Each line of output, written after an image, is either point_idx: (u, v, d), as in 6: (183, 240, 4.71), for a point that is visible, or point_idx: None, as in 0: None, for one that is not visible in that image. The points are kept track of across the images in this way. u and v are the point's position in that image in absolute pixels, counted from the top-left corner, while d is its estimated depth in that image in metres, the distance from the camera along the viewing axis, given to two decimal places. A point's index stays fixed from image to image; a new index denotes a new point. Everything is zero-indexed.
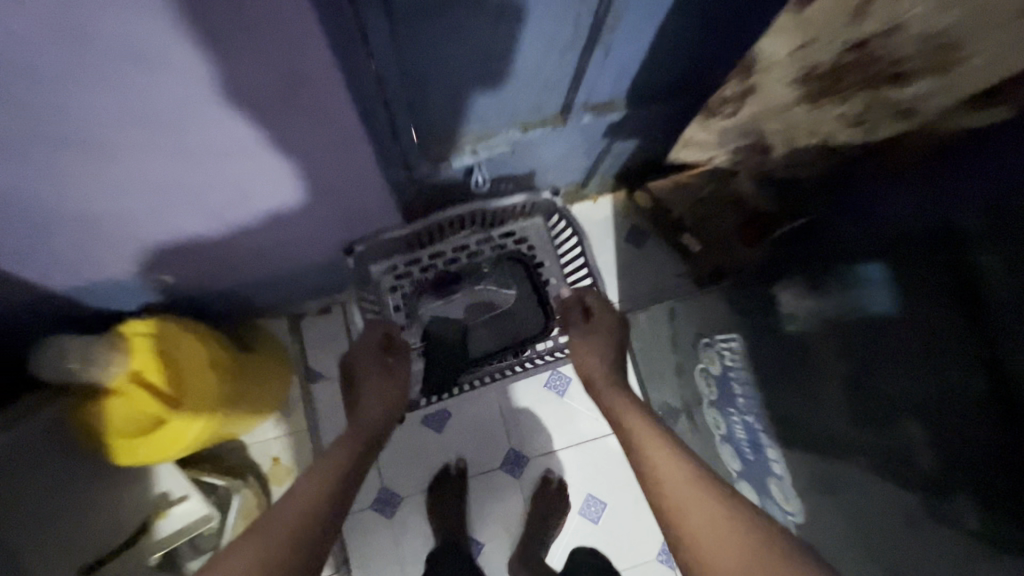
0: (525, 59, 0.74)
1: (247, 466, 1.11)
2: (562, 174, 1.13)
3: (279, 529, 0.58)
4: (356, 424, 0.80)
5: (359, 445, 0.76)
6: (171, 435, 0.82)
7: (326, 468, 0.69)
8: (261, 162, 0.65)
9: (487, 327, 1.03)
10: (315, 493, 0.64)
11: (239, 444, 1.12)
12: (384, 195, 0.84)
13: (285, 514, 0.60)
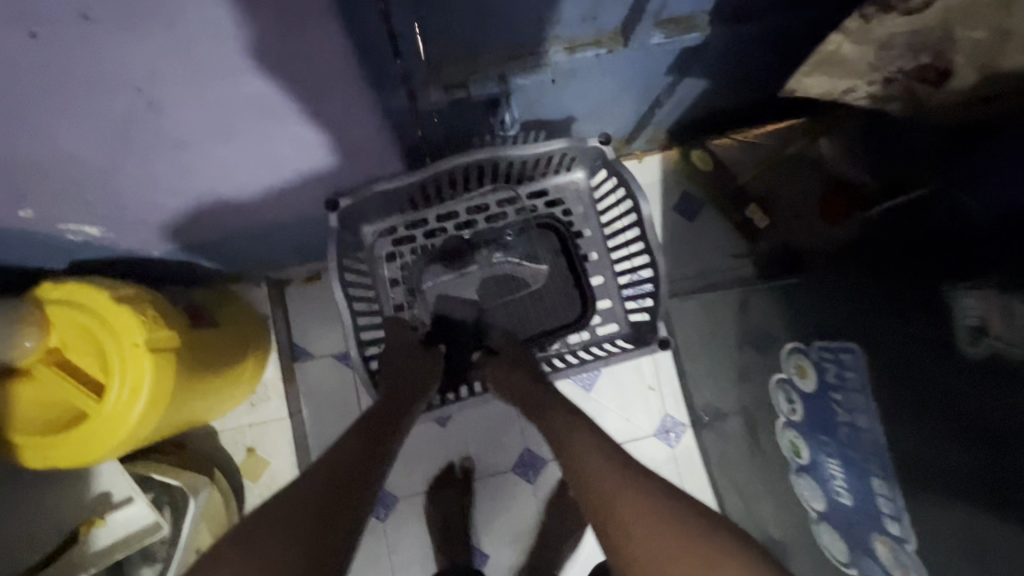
0: None
1: (216, 457, 0.95)
2: (608, 123, 0.90)
3: (298, 518, 0.48)
4: (381, 405, 0.67)
5: (378, 441, 0.62)
6: (93, 433, 0.63)
7: (358, 448, 0.59)
8: (261, 103, 0.52)
9: (507, 309, 0.83)
10: (342, 475, 0.54)
11: (208, 431, 0.96)
12: (380, 133, 0.63)
13: (278, 526, 0.47)
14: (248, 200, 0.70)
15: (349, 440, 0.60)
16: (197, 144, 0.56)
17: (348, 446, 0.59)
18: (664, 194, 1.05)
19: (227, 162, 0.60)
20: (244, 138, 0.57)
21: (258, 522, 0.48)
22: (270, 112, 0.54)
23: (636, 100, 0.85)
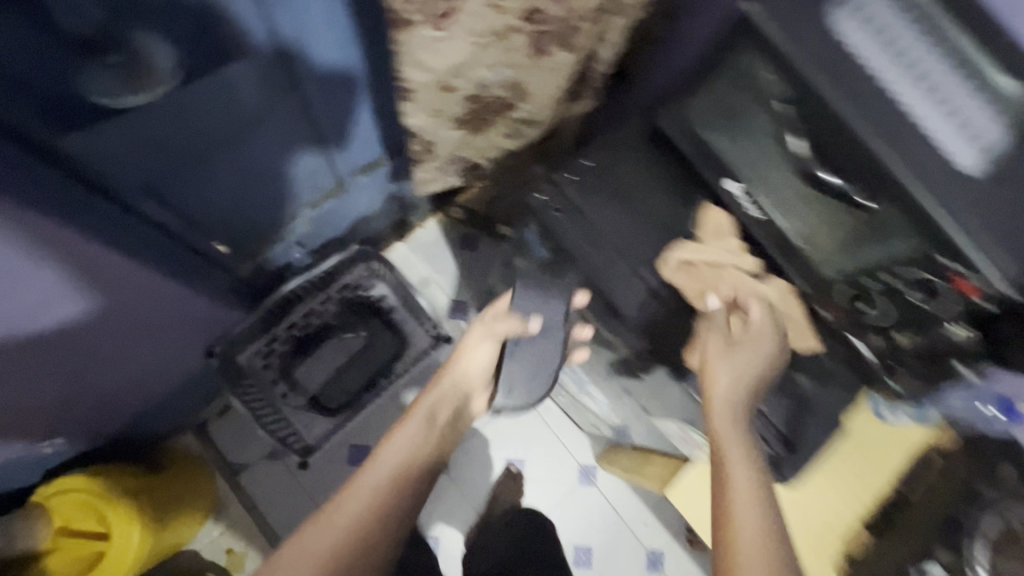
0: (262, 162, 0.91)
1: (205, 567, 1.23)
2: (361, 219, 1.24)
3: (377, 496, 0.72)
4: (412, 446, 0.79)
5: (428, 446, 0.80)
6: (121, 535, 0.99)
7: (401, 456, 0.77)
8: (168, 330, 0.95)
9: (358, 368, 1.22)
10: (394, 472, 0.75)
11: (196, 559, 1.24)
12: (216, 307, 1.04)
13: (380, 486, 0.73)
14: (168, 390, 1.10)
15: (413, 429, 0.81)
16: (141, 373, 0.98)
17: (406, 437, 0.79)
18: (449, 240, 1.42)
19: (159, 372, 1.03)
20: (160, 356, 1.00)
21: (360, 487, 0.73)
22: (174, 334, 0.98)
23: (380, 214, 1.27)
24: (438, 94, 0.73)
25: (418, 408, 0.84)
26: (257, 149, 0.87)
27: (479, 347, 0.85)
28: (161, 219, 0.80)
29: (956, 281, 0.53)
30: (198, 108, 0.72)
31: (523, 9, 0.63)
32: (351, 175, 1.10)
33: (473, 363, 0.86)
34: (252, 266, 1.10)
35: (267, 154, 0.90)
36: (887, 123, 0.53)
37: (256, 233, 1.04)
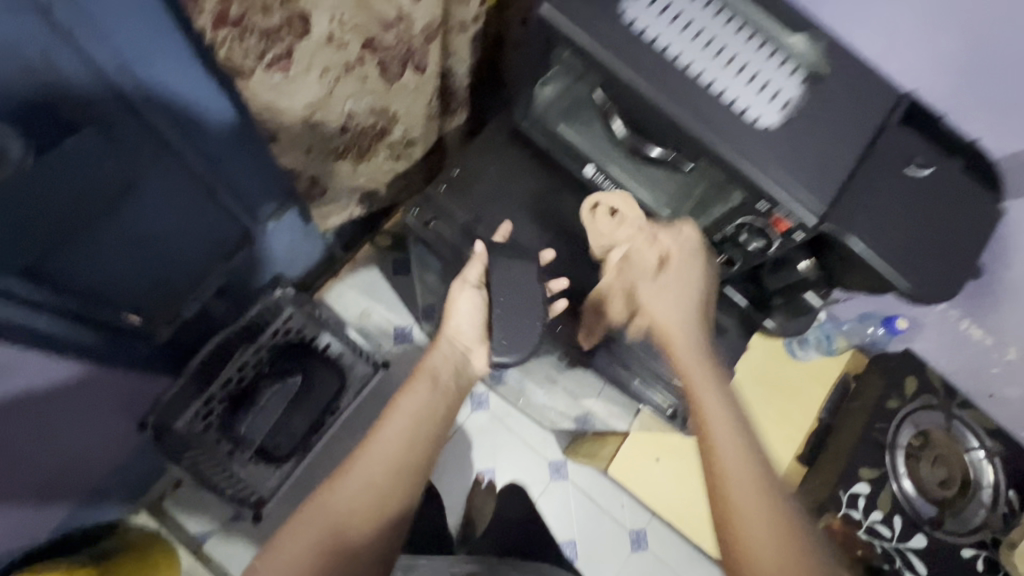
0: (161, 226, 0.85)
1: None
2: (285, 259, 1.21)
3: (391, 462, 0.65)
4: (410, 432, 0.68)
5: (439, 407, 0.71)
6: None
7: (412, 422, 0.68)
8: (80, 409, 0.92)
9: (303, 412, 1.22)
10: (408, 440, 0.67)
11: None
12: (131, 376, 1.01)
13: (393, 450, 0.66)
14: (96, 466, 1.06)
15: (422, 392, 0.71)
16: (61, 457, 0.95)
17: (417, 403, 0.70)
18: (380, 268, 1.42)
19: (83, 451, 1.00)
20: (81, 436, 0.97)
21: (374, 451, 0.65)
22: (89, 411, 0.95)
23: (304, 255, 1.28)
24: (307, 132, 0.76)
25: (423, 369, 0.73)
26: (146, 212, 0.80)
27: (462, 295, 0.74)
28: (48, 301, 0.75)
29: (776, 222, 0.57)
30: (73, 172, 0.64)
31: (360, 40, 0.66)
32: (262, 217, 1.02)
33: (460, 317, 0.75)
34: (167, 335, 1.02)
35: (163, 218, 0.84)
36: (683, 95, 0.56)
37: (166, 302, 0.98)
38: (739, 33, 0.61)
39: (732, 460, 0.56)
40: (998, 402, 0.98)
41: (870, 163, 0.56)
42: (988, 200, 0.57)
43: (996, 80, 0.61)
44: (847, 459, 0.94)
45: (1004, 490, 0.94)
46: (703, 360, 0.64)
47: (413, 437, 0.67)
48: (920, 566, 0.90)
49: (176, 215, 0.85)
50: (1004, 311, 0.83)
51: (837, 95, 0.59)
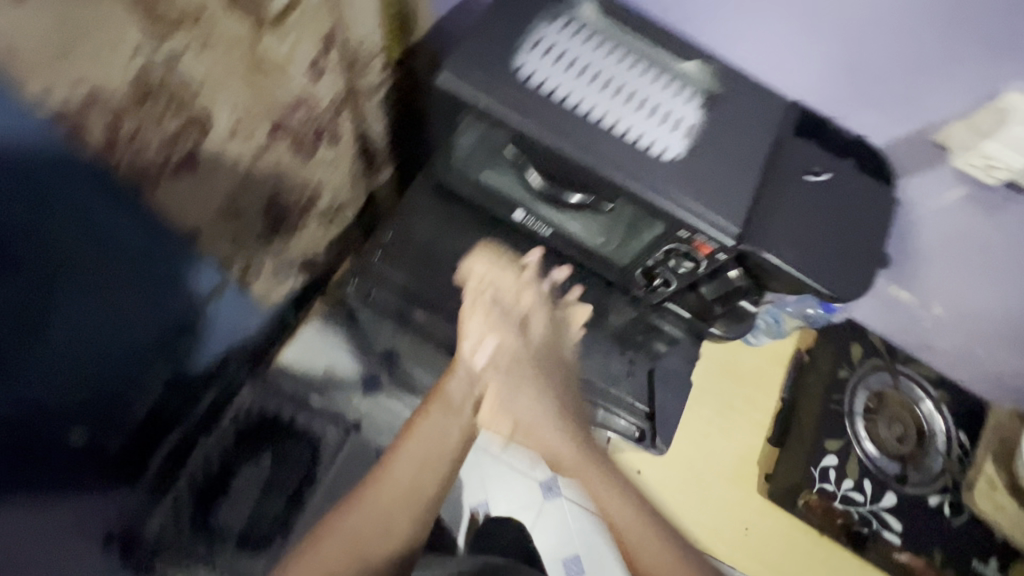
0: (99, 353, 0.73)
1: None
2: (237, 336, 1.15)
3: (402, 491, 0.61)
4: (423, 459, 0.63)
5: (454, 433, 0.65)
6: None
7: (426, 453, 0.63)
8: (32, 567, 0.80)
9: (279, 493, 1.15)
10: (420, 471, 0.62)
11: None
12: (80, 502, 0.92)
13: (405, 482, 0.61)
14: None
15: (439, 421, 0.65)
16: None
17: (432, 433, 0.65)
18: None
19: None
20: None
21: (386, 483, 0.61)
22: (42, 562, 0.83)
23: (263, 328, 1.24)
24: (228, 223, 0.74)
25: (441, 396, 0.66)
26: (78, 345, 0.68)
27: (474, 317, 0.67)
28: None
29: (697, 244, 0.60)
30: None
31: (268, 125, 0.65)
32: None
33: (475, 349, 0.67)
34: (119, 444, 0.98)
35: (100, 344, 0.71)
36: (585, 140, 0.59)
37: (111, 412, 0.93)
38: (633, 69, 0.65)
39: (602, 495, 0.62)
40: (934, 352, 1.05)
41: (769, 175, 0.61)
42: (883, 192, 0.61)
43: (868, 75, 0.66)
44: (813, 437, 0.99)
45: (953, 432, 1.01)
46: (562, 445, 0.64)
47: (429, 467, 0.63)
48: (895, 523, 0.96)
49: (119, 331, 0.74)
50: (922, 272, 0.89)
51: (732, 111, 0.63)
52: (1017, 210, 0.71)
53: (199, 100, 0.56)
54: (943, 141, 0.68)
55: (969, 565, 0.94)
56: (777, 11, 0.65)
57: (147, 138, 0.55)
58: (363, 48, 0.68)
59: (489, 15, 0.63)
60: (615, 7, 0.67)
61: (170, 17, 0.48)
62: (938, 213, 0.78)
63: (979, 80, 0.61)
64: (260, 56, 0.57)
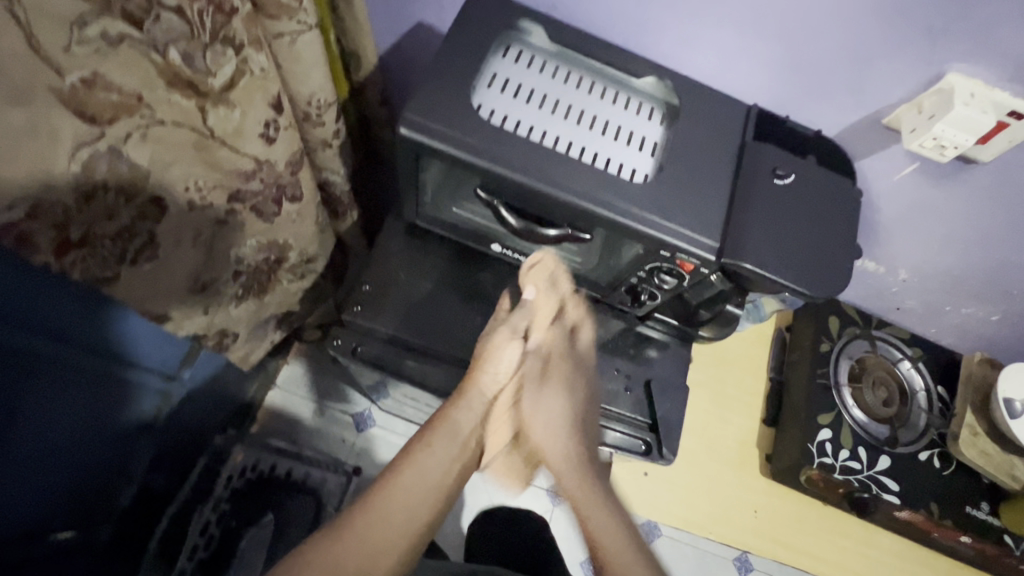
0: (83, 433, 0.80)
1: None
2: (218, 400, 1.11)
3: (393, 524, 0.52)
4: (423, 483, 0.56)
5: (456, 463, 0.59)
6: None
7: (423, 482, 0.55)
8: None
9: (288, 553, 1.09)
10: (416, 503, 0.54)
11: None
12: None
13: (398, 512, 0.53)
14: None
15: (443, 451, 0.59)
16: None
17: (430, 464, 0.57)
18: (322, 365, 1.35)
19: None
20: None
21: (376, 514, 0.52)
22: None
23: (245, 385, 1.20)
24: (197, 298, 0.70)
25: (448, 424, 0.61)
26: (62, 431, 0.75)
27: (507, 345, 0.66)
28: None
29: (680, 261, 0.60)
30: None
31: (225, 196, 0.62)
32: (178, 373, 0.92)
33: (502, 365, 0.66)
34: (108, 534, 0.94)
35: (81, 427, 0.79)
36: (556, 171, 0.58)
37: (95, 504, 0.88)
38: (592, 92, 0.64)
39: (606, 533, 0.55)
40: (905, 313, 1.09)
41: (738, 184, 0.62)
42: (847, 183, 0.63)
43: (815, 69, 0.68)
44: (805, 413, 1.01)
45: (933, 387, 1.06)
46: (578, 453, 0.63)
47: (432, 489, 0.56)
48: (892, 484, 0.99)
49: (96, 417, 0.81)
50: (886, 243, 0.93)
51: (693, 123, 0.64)
52: (968, 178, 0.74)
53: (151, 187, 0.53)
54: (892, 123, 0.70)
55: (964, 511, 0.99)
56: (721, 19, 0.66)
57: (100, 234, 0.51)
58: (313, 102, 0.66)
59: (440, 56, 0.61)
60: (564, 31, 0.67)
61: (107, 111, 0.45)
62: (895, 188, 0.81)
63: (920, 64, 0.64)
64: (208, 131, 0.54)
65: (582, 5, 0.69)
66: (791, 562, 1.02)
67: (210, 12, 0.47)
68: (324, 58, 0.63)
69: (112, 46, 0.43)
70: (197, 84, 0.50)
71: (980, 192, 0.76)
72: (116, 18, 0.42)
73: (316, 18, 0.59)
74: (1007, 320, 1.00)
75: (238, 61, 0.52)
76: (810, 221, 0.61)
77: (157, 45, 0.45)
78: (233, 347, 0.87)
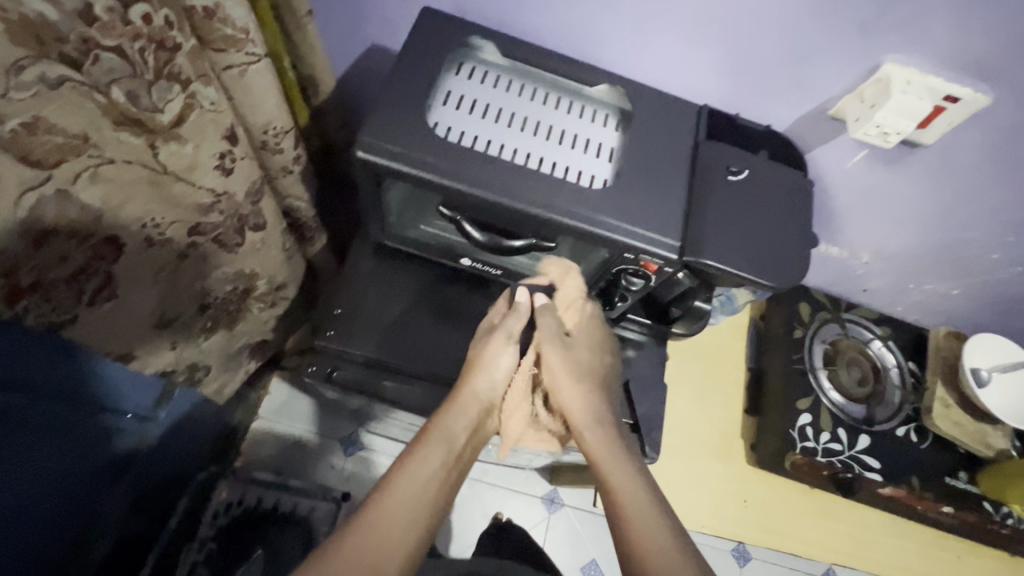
0: (55, 482, 0.77)
1: None
2: (195, 438, 1.09)
3: (389, 541, 0.50)
4: (413, 496, 0.53)
5: (452, 471, 0.57)
6: None
7: (415, 495, 0.53)
8: None
9: None
10: (409, 518, 0.52)
11: None
12: None
13: (393, 528, 0.51)
14: None
15: (434, 460, 0.56)
16: None
17: (422, 475, 0.55)
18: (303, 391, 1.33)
19: None
20: None
21: (369, 531, 0.50)
22: None
23: (225, 418, 1.17)
24: (163, 334, 0.69)
25: (439, 431, 0.59)
26: (35, 481, 0.73)
27: (504, 354, 0.64)
28: None
29: (644, 261, 0.61)
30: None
31: (184, 230, 0.62)
32: (153, 414, 0.91)
33: (501, 370, 0.63)
34: None
35: (55, 476, 0.77)
36: (516, 182, 0.59)
37: (71, 555, 0.85)
38: (546, 103, 0.66)
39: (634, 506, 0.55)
40: (871, 294, 1.13)
41: (694, 183, 0.63)
42: (797, 175, 0.66)
43: (760, 67, 0.70)
44: (784, 400, 1.03)
45: (904, 364, 1.09)
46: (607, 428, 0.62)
47: (424, 501, 0.54)
48: (874, 462, 1.02)
49: (70, 464, 0.79)
50: (845, 228, 0.95)
51: (647, 126, 0.65)
52: (913, 161, 0.77)
53: (104, 226, 0.52)
54: (837, 113, 0.73)
55: (943, 481, 1.02)
56: (665, 24, 0.68)
57: (53, 278, 0.50)
58: (269, 131, 0.65)
59: (393, 76, 0.62)
60: (515, 46, 0.68)
61: (51, 154, 0.44)
62: (848, 174, 0.83)
63: (857, 57, 0.66)
64: (161, 167, 0.54)
65: (531, 18, 0.71)
66: (782, 547, 1.02)
67: (151, 50, 0.46)
68: (276, 86, 0.63)
69: (51, 90, 0.41)
70: (145, 122, 0.49)
71: (927, 173, 0.79)
72: (55, 61, 0.40)
73: (265, 47, 0.59)
74: (966, 293, 1.04)
75: (185, 96, 0.51)
76: (765, 214, 0.63)
77: (99, 85, 0.44)
78: (206, 380, 0.86)
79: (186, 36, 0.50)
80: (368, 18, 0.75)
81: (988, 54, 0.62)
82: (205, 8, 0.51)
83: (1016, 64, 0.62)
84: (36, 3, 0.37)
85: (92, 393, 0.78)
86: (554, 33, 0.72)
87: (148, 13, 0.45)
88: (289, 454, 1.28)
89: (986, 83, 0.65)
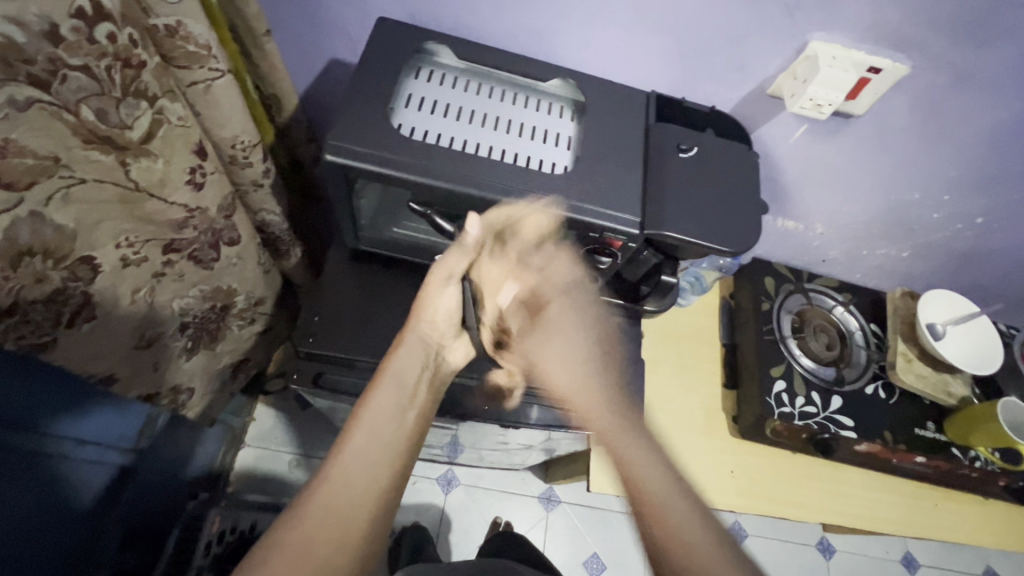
0: (45, 516, 0.76)
1: None
2: (181, 465, 1.07)
3: (356, 488, 0.53)
4: (385, 432, 0.58)
5: (420, 390, 0.64)
6: None
7: (380, 436, 0.57)
8: None
9: None
10: (373, 464, 0.55)
11: None
12: None
13: (358, 476, 0.54)
14: None
15: (389, 402, 0.60)
16: None
17: (384, 412, 0.59)
18: (289, 412, 1.32)
19: None
20: None
21: (335, 482, 0.53)
22: None
23: (209, 444, 1.15)
24: (146, 355, 0.69)
25: (388, 376, 0.62)
26: (29, 513, 0.73)
27: (443, 291, 0.70)
28: None
29: (609, 240, 0.65)
30: None
31: (159, 249, 0.62)
32: (136, 445, 0.90)
33: (440, 309, 0.71)
34: None
35: (47, 508, 0.76)
36: (481, 173, 0.61)
37: None
38: (503, 100, 0.69)
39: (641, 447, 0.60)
40: (828, 263, 1.19)
41: (648, 164, 0.68)
42: (743, 150, 0.71)
43: (696, 56, 0.76)
44: (759, 371, 1.07)
45: (865, 325, 1.15)
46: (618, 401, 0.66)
47: (397, 430, 0.59)
48: (847, 420, 1.06)
49: (61, 496, 0.78)
50: (797, 202, 1.01)
51: (599, 113, 0.70)
52: (851, 132, 0.83)
53: (79, 245, 0.53)
54: (774, 90, 0.78)
55: (914, 433, 1.07)
56: (606, 21, 0.73)
57: (31, 299, 0.50)
58: (238, 145, 0.68)
59: (354, 82, 0.64)
60: (469, 48, 0.71)
61: (23, 176, 0.45)
62: (793, 149, 0.89)
63: (788, 38, 0.72)
64: (133, 184, 0.55)
65: (481, 22, 0.75)
66: (772, 512, 1.05)
67: (118, 68, 0.48)
68: (241, 100, 0.65)
69: (21, 112, 0.42)
70: (114, 139, 0.51)
71: (863, 141, 0.85)
72: (24, 83, 0.42)
73: (228, 64, 0.62)
74: (914, 254, 1.11)
75: (153, 112, 0.53)
76: (715, 186, 0.68)
77: (68, 105, 0.45)
78: (190, 402, 0.84)
79: (150, 54, 0.52)
80: (325, 33, 0.78)
81: (900, 26, 0.69)
82: (167, 25, 0.53)
83: (926, 33, 0.69)
84: (3, 26, 0.39)
85: (82, 421, 0.78)
86: (507, 35, 0.76)
87: (113, 32, 0.47)
88: (279, 477, 1.26)
89: (903, 54, 0.71)
